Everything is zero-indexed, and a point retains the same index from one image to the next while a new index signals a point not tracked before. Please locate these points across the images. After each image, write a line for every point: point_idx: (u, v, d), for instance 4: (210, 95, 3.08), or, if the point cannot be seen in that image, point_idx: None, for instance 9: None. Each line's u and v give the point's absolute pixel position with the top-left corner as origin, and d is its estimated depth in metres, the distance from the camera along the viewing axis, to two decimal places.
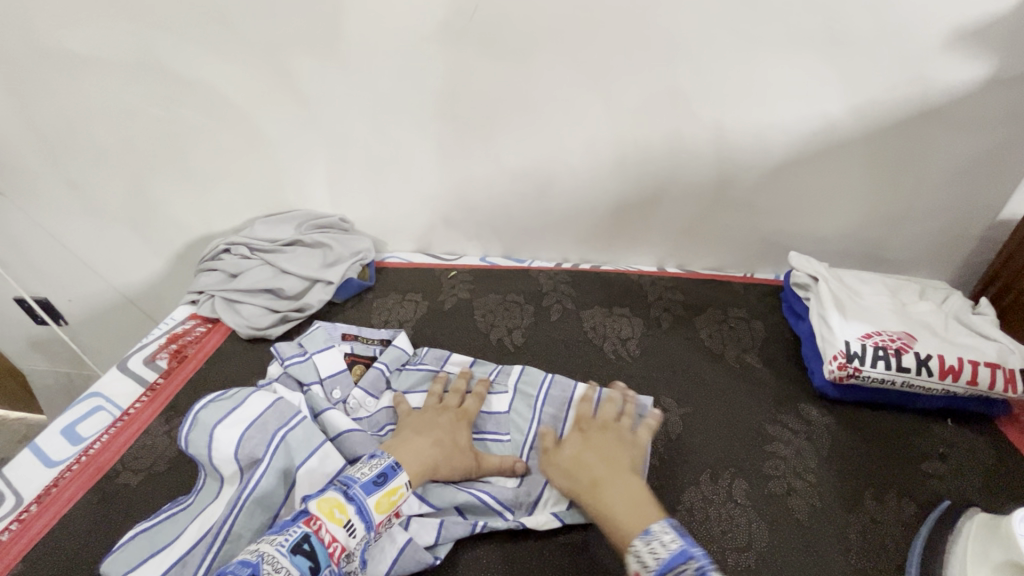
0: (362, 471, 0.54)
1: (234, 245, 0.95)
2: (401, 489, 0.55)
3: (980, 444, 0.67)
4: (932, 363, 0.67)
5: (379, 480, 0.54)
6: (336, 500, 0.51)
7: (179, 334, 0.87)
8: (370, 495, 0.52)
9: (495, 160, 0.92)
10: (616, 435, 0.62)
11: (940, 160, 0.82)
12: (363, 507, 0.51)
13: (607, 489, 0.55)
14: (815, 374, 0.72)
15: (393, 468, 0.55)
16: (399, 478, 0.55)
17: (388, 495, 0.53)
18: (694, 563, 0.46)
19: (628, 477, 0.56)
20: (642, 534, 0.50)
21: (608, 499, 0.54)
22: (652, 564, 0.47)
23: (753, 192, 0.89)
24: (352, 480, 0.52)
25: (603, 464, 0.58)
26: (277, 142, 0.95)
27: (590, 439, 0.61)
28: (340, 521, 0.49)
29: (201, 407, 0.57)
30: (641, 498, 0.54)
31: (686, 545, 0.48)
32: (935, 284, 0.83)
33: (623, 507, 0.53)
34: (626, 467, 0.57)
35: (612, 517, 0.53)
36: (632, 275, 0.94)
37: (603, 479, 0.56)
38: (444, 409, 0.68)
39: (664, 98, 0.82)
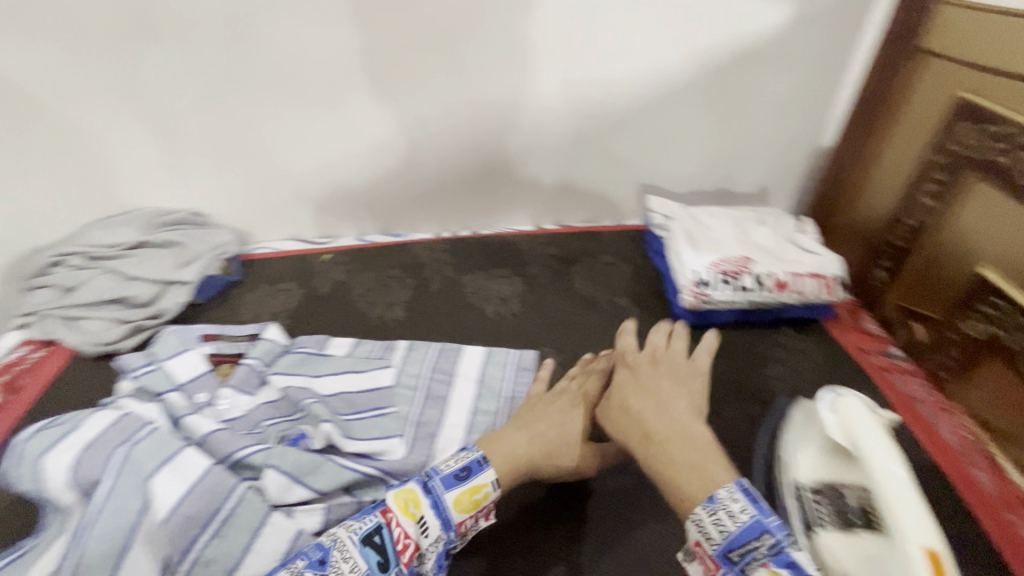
0: (448, 463, 0.54)
1: (65, 256, 0.84)
2: (487, 488, 0.53)
3: (810, 344, 0.77)
4: (767, 279, 0.75)
5: (462, 474, 0.53)
6: (413, 493, 0.51)
7: (7, 364, 0.76)
8: (449, 491, 0.51)
9: (353, 132, 0.88)
10: (667, 381, 0.59)
11: (765, 98, 0.90)
12: (440, 502, 0.51)
13: (664, 441, 0.50)
14: (676, 305, 0.79)
15: (479, 464, 0.54)
16: (485, 474, 0.53)
17: (470, 493, 0.52)
18: (768, 539, 0.41)
19: (684, 426, 0.51)
20: (707, 501, 0.44)
21: (664, 452, 0.49)
22: (716, 538, 0.42)
23: (611, 143, 0.93)
24: (433, 472, 0.52)
25: (660, 413, 0.53)
26: (95, 133, 0.84)
27: (643, 386, 0.58)
28: (413, 517, 0.50)
29: (26, 440, 0.53)
30: (701, 451, 0.49)
31: (758, 515, 0.42)
32: (771, 211, 0.92)
33: (683, 462, 0.48)
34: (681, 412, 0.53)
35: (671, 474, 0.48)
36: (508, 236, 0.95)
37: (658, 431, 0.51)
38: (561, 397, 0.64)
39: (511, 55, 0.82)
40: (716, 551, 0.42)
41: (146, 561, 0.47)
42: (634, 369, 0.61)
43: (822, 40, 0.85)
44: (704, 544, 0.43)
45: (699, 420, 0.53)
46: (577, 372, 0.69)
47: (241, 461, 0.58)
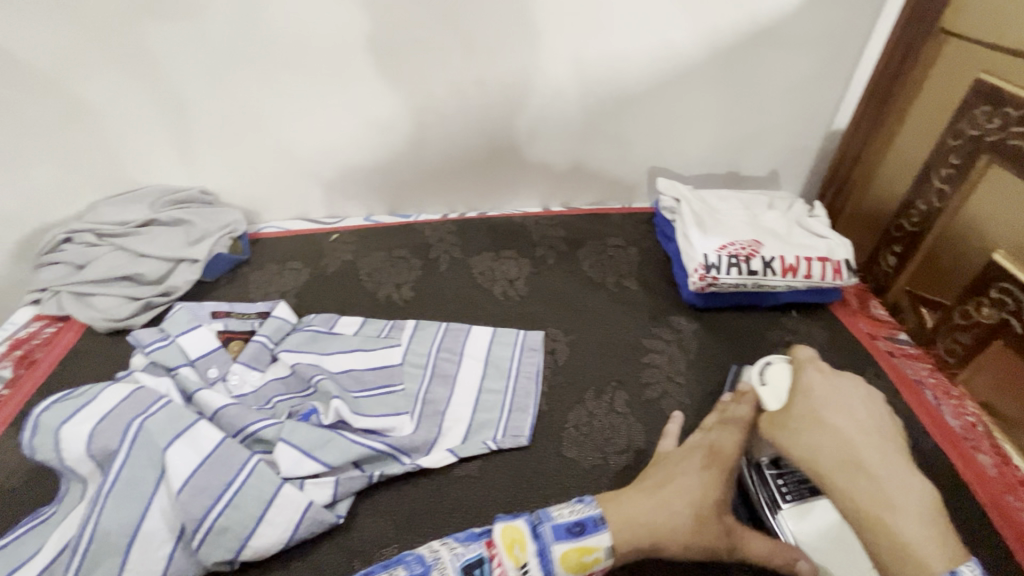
0: (561, 513, 0.52)
1: (76, 233, 0.85)
2: (598, 552, 0.50)
3: (817, 328, 0.77)
4: (776, 263, 0.74)
5: (575, 529, 0.51)
6: (519, 533, 0.51)
7: (23, 339, 0.78)
8: (558, 543, 0.50)
9: (360, 111, 0.88)
10: (857, 402, 0.57)
11: (778, 78, 0.89)
12: (546, 553, 0.49)
13: (878, 474, 0.50)
14: (683, 288, 0.79)
15: (595, 523, 0.51)
16: (598, 537, 0.51)
17: (580, 553, 0.50)
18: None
19: (898, 466, 0.51)
20: (948, 574, 0.43)
21: (880, 490, 0.49)
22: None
23: (620, 123, 0.92)
24: (545, 517, 0.51)
25: (863, 439, 0.53)
26: (103, 110, 0.83)
27: (839, 405, 0.56)
28: (517, 559, 0.49)
29: (42, 411, 0.53)
30: (916, 492, 0.49)
31: None
32: (781, 195, 0.91)
33: (898, 504, 0.48)
34: (886, 446, 0.53)
35: (891, 519, 0.47)
36: (516, 218, 0.95)
37: (869, 462, 0.51)
38: (691, 452, 0.58)
39: (522, 34, 0.81)
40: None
41: (161, 530, 0.51)
42: (822, 390, 0.58)
43: (837, 20, 0.83)
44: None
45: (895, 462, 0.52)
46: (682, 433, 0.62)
47: (253, 435, 0.59)
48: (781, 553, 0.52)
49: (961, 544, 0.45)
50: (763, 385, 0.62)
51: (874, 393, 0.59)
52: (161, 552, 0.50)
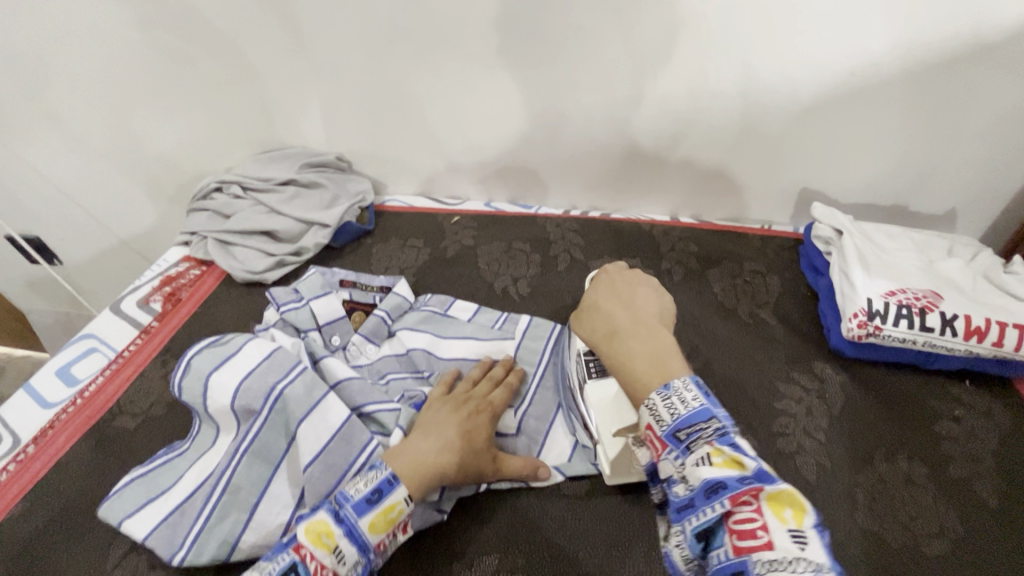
0: (356, 488, 0.50)
1: (226, 183, 0.90)
2: (399, 505, 0.50)
3: (996, 405, 0.66)
4: (958, 322, 0.64)
5: (374, 497, 0.50)
6: (324, 523, 0.48)
7: (172, 277, 0.84)
8: (363, 516, 0.49)
9: (502, 98, 0.84)
10: (641, 294, 0.57)
11: (986, 105, 0.75)
12: (355, 529, 0.48)
13: (629, 340, 0.51)
14: (832, 332, 0.70)
15: (389, 483, 0.51)
16: (396, 492, 0.50)
17: (385, 513, 0.49)
18: (715, 423, 0.42)
19: (654, 326, 0.52)
20: (661, 388, 0.45)
21: (624, 347, 0.51)
22: (666, 420, 0.43)
23: (779, 137, 0.83)
24: (342, 499, 0.49)
25: (626, 312, 0.55)
26: (265, 72, 0.86)
27: (611, 289, 0.58)
28: (328, 547, 0.47)
29: (195, 354, 0.57)
30: (661, 343, 0.50)
31: (707, 405, 0.43)
32: (965, 241, 0.78)
33: (641, 354, 0.49)
34: (649, 314, 0.54)
35: (633, 366, 0.49)
36: (644, 224, 0.89)
37: (626, 328, 0.53)
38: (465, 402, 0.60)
39: (694, 32, 0.73)
40: (666, 432, 0.43)
41: (285, 494, 0.53)
42: (598, 281, 0.61)
43: None
44: (655, 427, 0.44)
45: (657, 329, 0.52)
46: (479, 377, 0.64)
47: (368, 415, 0.60)
48: (530, 467, 0.58)
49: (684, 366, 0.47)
50: None
51: (654, 284, 0.59)
52: (281, 517, 0.52)
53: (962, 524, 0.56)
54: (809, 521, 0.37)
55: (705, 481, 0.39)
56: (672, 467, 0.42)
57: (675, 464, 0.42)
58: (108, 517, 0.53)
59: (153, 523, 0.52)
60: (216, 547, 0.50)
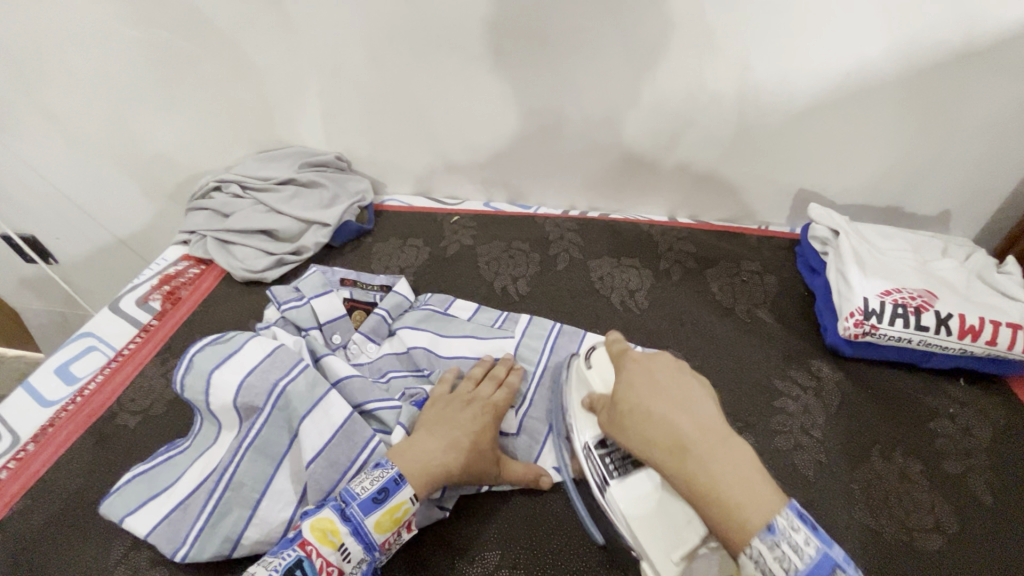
0: (362, 486, 0.50)
1: (225, 183, 0.90)
2: (405, 504, 0.51)
3: (990, 403, 0.67)
4: (953, 321, 0.65)
5: (380, 496, 0.50)
6: (330, 521, 0.49)
7: (171, 275, 0.84)
8: (369, 515, 0.49)
9: (502, 98, 0.84)
10: (686, 387, 0.49)
11: (979, 107, 0.76)
12: (361, 527, 0.49)
13: (703, 460, 0.43)
14: (829, 331, 0.71)
15: (395, 483, 0.51)
16: (403, 492, 0.51)
17: (390, 513, 0.50)
18: (839, 574, 0.37)
19: (721, 432, 0.44)
20: (763, 530, 0.39)
21: (704, 470, 0.42)
22: (779, 572, 0.38)
23: (776, 138, 0.84)
24: (349, 498, 0.49)
25: (684, 416, 0.46)
26: (265, 71, 0.86)
27: (650, 385, 0.49)
28: (333, 544, 0.48)
29: (197, 350, 0.57)
30: (739, 458, 0.43)
31: (824, 549, 0.38)
32: (959, 241, 0.79)
33: (727, 479, 0.41)
34: (708, 417, 0.46)
35: (717, 496, 0.41)
36: (642, 223, 0.89)
37: (693, 440, 0.44)
38: (470, 403, 0.60)
39: (692, 34, 0.73)
40: None
41: (287, 490, 0.53)
42: (630, 377, 0.51)
43: None
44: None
45: (723, 435, 0.44)
46: (481, 376, 0.64)
47: (369, 413, 0.60)
48: (531, 472, 0.58)
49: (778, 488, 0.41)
50: (591, 369, 0.58)
51: (690, 374, 0.51)
52: (284, 514, 0.52)
53: (956, 519, 0.57)
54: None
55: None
56: None
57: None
58: (109, 514, 0.53)
59: (155, 520, 0.52)
60: (219, 543, 0.51)
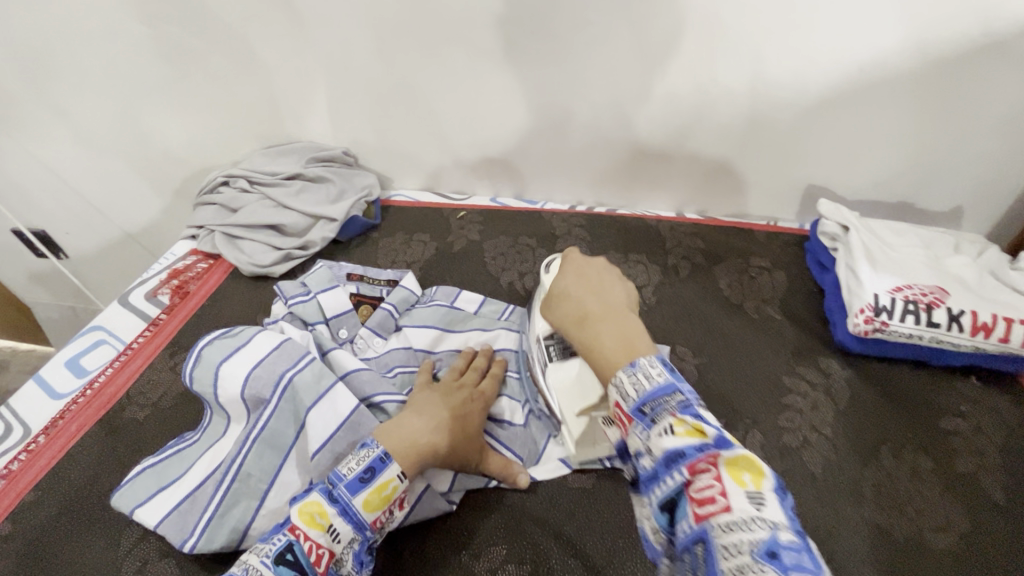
0: (348, 467, 0.50)
1: (232, 177, 0.90)
2: (393, 482, 0.51)
3: (1003, 401, 0.66)
4: (965, 318, 0.64)
5: (366, 476, 0.50)
6: (318, 504, 0.48)
7: (179, 269, 0.84)
8: (356, 495, 0.49)
9: (510, 93, 0.84)
10: (604, 277, 0.53)
11: (996, 102, 0.75)
12: (349, 507, 0.49)
13: (599, 328, 0.47)
14: (838, 328, 0.70)
15: (382, 461, 0.51)
16: (390, 470, 0.51)
17: (378, 491, 0.50)
18: (677, 395, 0.40)
19: (620, 312, 0.49)
20: (628, 367, 0.43)
21: (597, 332, 0.47)
22: (633, 396, 0.41)
23: (786, 133, 0.83)
24: (336, 479, 0.49)
25: (594, 296, 0.51)
26: (273, 66, 0.86)
27: (576, 270, 0.54)
28: (322, 526, 0.47)
29: (205, 345, 0.57)
30: (628, 330, 0.47)
31: (672, 381, 0.41)
32: (972, 237, 0.78)
33: (612, 340, 0.46)
34: (615, 300, 0.51)
35: (603, 355, 0.46)
36: (650, 219, 0.89)
37: (595, 312, 0.49)
38: (456, 390, 0.60)
39: (701, 28, 0.72)
40: (631, 407, 0.41)
41: (295, 482, 0.54)
42: (562, 266, 0.56)
43: None
44: (622, 403, 0.42)
45: (621, 317, 0.48)
46: (464, 366, 0.64)
47: (376, 405, 0.61)
48: (510, 468, 0.58)
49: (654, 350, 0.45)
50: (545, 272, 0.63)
51: (615, 271, 0.55)
52: None
53: (967, 518, 0.56)
54: (772, 488, 0.35)
55: (668, 450, 0.38)
56: (640, 441, 0.40)
57: (640, 438, 0.40)
58: (120, 506, 0.53)
59: (164, 511, 0.52)
60: (227, 534, 0.51)
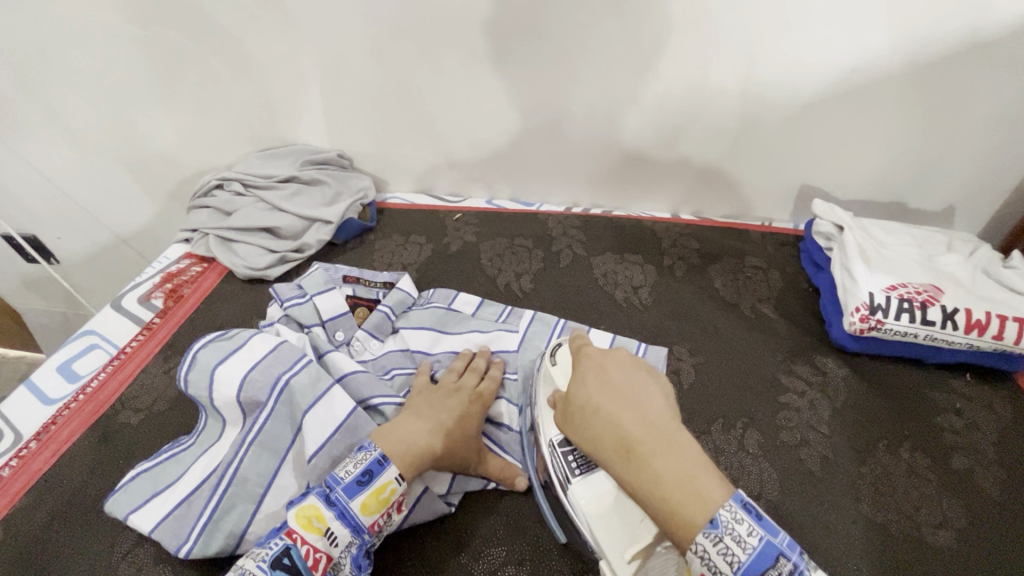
0: (346, 470, 0.50)
1: (226, 180, 0.89)
2: (392, 484, 0.50)
3: (997, 398, 0.66)
4: (959, 316, 0.65)
5: (364, 479, 0.50)
6: (315, 507, 0.48)
7: (173, 273, 0.84)
8: (354, 498, 0.49)
9: (505, 95, 0.84)
10: (631, 384, 0.48)
11: (986, 102, 0.76)
12: (346, 510, 0.48)
13: (655, 465, 0.41)
14: (834, 327, 0.71)
15: (380, 463, 0.50)
16: (387, 473, 0.50)
17: (376, 494, 0.49)
18: (783, 563, 0.36)
19: (667, 429, 0.43)
20: (707, 526, 0.37)
21: (652, 471, 0.41)
22: (727, 569, 0.37)
23: (780, 134, 0.83)
24: (333, 482, 0.49)
25: (631, 413, 0.45)
26: (267, 68, 0.85)
27: (598, 377, 0.49)
28: (319, 530, 0.47)
29: (200, 347, 0.56)
30: (688, 462, 0.41)
31: (768, 540, 0.37)
32: (964, 236, 0.78)
33: (671, 480, 0.40)
34: (657, 413, 0.45)
35: (672, 505, 0.39)
36: (646, 220, 0.89)
37: (640, 439, 0.43)
38: (455, 392, 0.60)
39: (694, 29, 0.73)
40: None
41: (292, 486, 0.53)
42: (583, 374, 0.50)
43: None
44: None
45: (669, 440, 0.43)
46: (462, 368, 0.64)
47: (373, 407, 0.60)
48: (508, 471, 0.58)
49: (729, 492, 0.39)
50: (555, 365, 0.59)
51: (638, 367, 0.50)
52: None
53: (964, 514, 0.57)
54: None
55: None
56: None
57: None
58: (113, 511, 0.52)
59: (160, 516, 0.51)
60: (224, 538, 0.50)
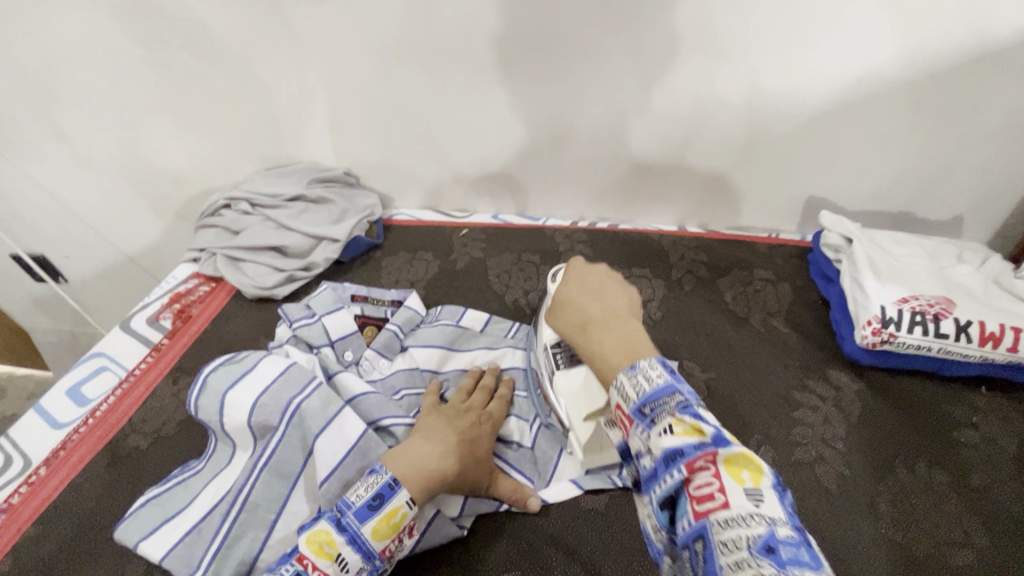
0: (357, 494, 0.50)
1: (233, 200, 0.89)
2: (403, 508, 0.50)
3: (1013, 412, 0.65)
4: (973, 329, 0.64)
5: (375, 503, 0.49)
6: (326, 532, 0.47)
7: (181, 293, 0.84)
8: (365, 523, 0.48)
9: (510, 111, 0.85)
10: (607, 288, 0.54)
11: (993, 113, 0.76)
12: (357, 536, 0.48)
13: (601, 334, 0.48)
14: (846, 341, 0.70)
15: (390, 487, 0.50)
16: (398, 496, 0.50)
17: (387, 519, 0.49)
18: (677, 396, 0.39)
19: (624, 318, 0.49)
20: (628, 370, 0.43)
21: (599, 339, 0.48)
22: (634, 397, 0.41)
23: (785, 146, 0.83)
24: (344, 506, 0.49)
25: (595, 302, 0.52)
26: (275, 89, 0.87)
27: (578, 275, 0.56)
28: (330, 556, 0.46)
29: (210, 371, 0.56)
30: (631, 337, 0.47)
31: (672, 383, 0.41)
32: (974, 246, 0.78)
33: (612, 345, 0.47)
34: (619, 308, 0.51)
35: (606, 360, 0.46)
36: (652, 233, 0.89)
37: (595, 320, 0.50)
38: (464, 412, 0.60)
39: (697, 44, 0.73)
40: (632, 408, 0.41)
41: (303, 511, 0.53)
42: (567, 279, 0.57)
43: None
44: (623, 405, 0.42)
45: (621, 323, 0.49)
46: (471, 387, 0.63)
47: (384, 429, 0.60)
48: (520, 492, 0.57)
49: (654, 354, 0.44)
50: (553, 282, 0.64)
51: (619, 278, 0.56)
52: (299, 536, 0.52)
53: (985, 533, 0.56)
54: (768, 483, 0.36)
55: (666, 449, 0.38)
56: (640, 443, 0.40)
57: (641, 439, 0.39)
58: (124, 539, 0.52)
59: (170, 544, 0.51)
60: (235, 566, 0.50)
